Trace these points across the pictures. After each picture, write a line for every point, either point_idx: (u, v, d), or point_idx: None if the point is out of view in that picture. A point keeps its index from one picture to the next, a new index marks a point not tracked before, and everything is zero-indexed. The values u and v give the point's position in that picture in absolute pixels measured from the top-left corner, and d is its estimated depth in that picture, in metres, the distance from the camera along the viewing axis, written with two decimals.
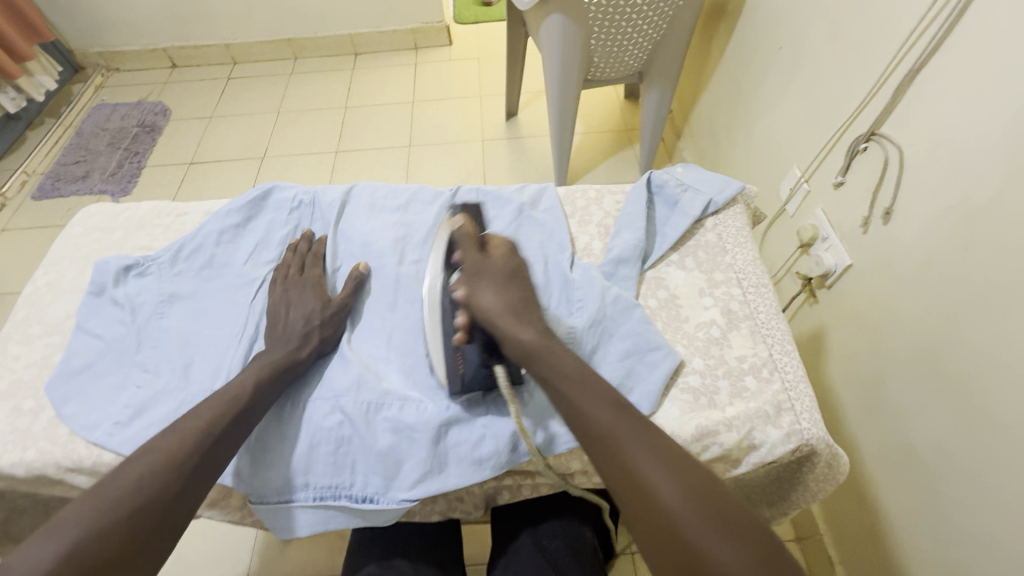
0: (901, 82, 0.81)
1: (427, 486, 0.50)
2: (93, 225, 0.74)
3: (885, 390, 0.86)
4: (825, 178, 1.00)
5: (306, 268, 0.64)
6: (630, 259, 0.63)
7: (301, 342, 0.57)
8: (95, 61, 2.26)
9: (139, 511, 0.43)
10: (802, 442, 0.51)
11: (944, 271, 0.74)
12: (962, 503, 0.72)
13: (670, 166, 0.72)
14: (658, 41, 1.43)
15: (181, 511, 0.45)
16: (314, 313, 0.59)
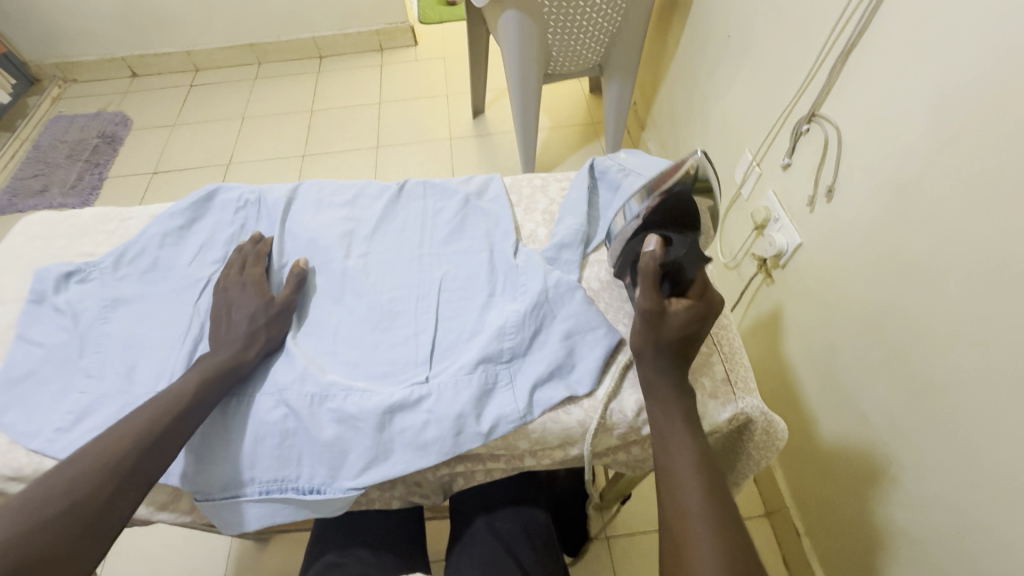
0: (835, 64, 0.84)
1: (372, 474, 0.51)
2: (34, 233, 0.72)
3: (838, 362, 0.88)
4: (774, 160, 1.03)
5: (247, 267, 0.63)
6: (571, 243, 0.64)
7: (247, 343, 0.57)
8: (51, 72, 2.21)
9: (72, 511, 0.43)
10: (739, 411, 0.53)
11: (884, 244, 0.77)
12: (912, 467, 0.75)
13: (613, 153, 0.73)
14: (614, 34, 1.45)
15: (118, 510, 0.45)
16: (258, 313, 0.59)
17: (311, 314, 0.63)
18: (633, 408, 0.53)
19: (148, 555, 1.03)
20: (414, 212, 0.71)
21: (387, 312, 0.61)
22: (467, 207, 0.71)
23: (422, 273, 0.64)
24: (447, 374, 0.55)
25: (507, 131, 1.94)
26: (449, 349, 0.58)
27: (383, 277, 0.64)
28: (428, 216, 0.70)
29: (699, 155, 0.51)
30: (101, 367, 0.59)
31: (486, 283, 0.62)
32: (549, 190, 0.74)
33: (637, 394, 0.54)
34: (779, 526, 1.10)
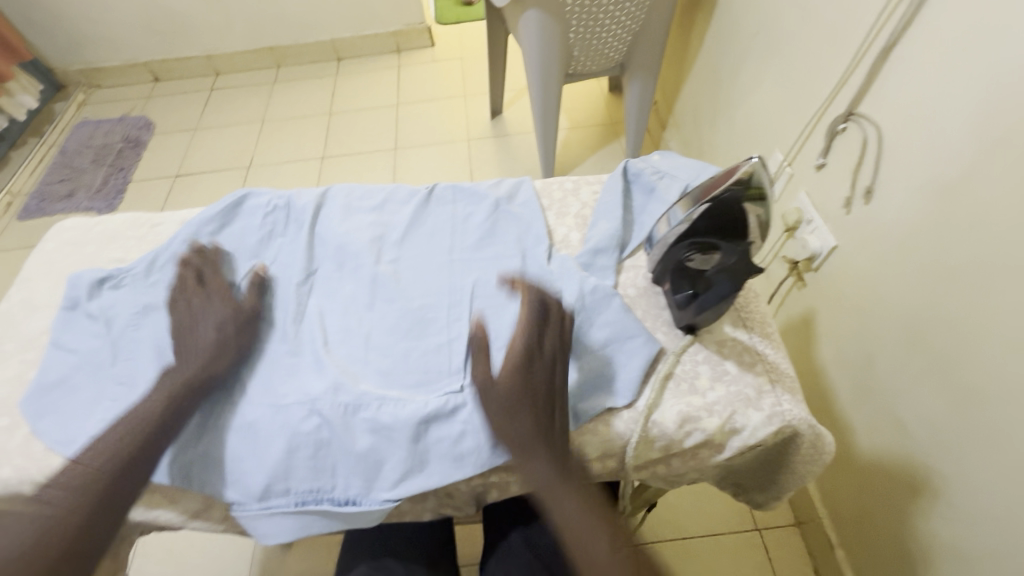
0: (875, 60, 0.81)
1: (408, 486, 0.50)
2: (66, 239, 0.73)
3: (875, 369, 0.85)
4: (807, 160, 1.00)
5: (205, 279, 0.63)
6: (607, 249, 0.63)
7: (216, 353, 0.57)
8: (76, 78, 2.25)
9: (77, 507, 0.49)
10: (785, 423, 0.51)
11: (927, 246, 0.73)
12: (957, 480, 0.72)
13: (646, 155, 0.71)
14: (637, 33, 1.42)
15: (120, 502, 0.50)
16: (225, 320, 0.59)
17: (341, 320, 0.62)
18: (675, 420, 0.51)
19: (175, 557, 1.04)
20: (442, 217, 0.70)
21: (419, 319, 0.60)
22: (497, 212, 0.70)
23: (452, 279, 0.63)
24: (485, 384, 0.54)
25: (525, 132, 1.93)
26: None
27: (413, 283, 0.64)
28: (457, 222, 0.69)
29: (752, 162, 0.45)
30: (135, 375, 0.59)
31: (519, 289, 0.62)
32: (580, 194, 0.72)
33: (678, 405, 0.52)
34: (811, 536, 1.07)
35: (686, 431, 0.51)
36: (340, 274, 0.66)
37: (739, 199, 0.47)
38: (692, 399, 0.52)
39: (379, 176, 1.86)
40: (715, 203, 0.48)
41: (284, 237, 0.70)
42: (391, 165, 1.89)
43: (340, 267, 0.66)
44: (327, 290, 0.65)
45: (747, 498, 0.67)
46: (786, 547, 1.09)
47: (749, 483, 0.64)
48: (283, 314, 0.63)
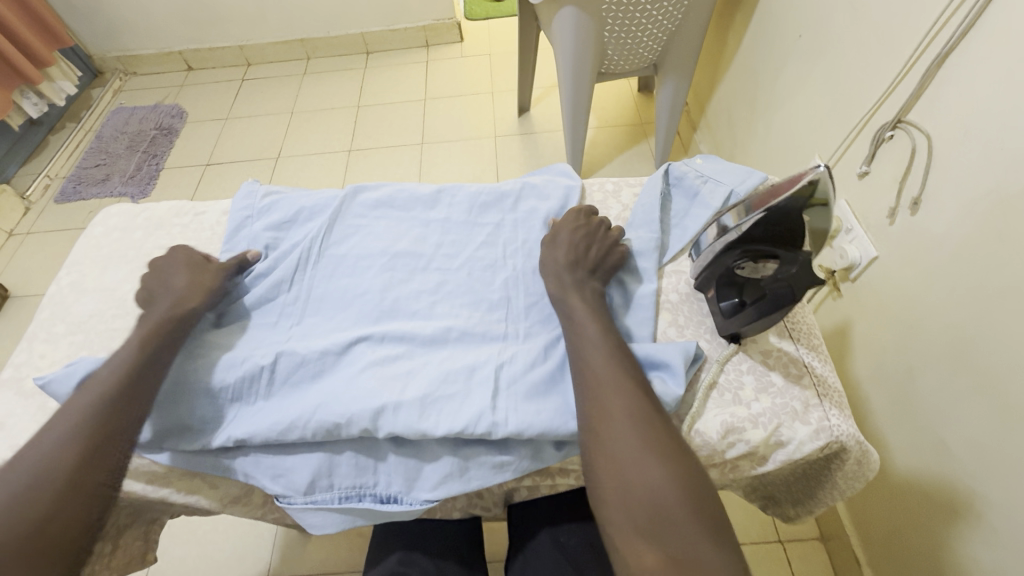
0: (928, 67, 0.78)
1: (447, 488, 0.52)
2: (114, 225, 0.75)
3: (915, 384, 0.83)
4: (849, 166, 0.97)
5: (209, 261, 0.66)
6: (649, 254, 0.63)
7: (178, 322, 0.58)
8: (113, 65, 2.30)
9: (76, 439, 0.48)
10: (832, 439, 0.49)
11: (974, 262, 0.72)
12: (998, 500, 0.70)
13: (688, 158, 0.70)
14: (673, 33, 1.40)
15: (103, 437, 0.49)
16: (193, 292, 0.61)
17: (391, 322, 0.62)
18: (718, 430, 0.50)
19: (199, 537, 1.06)
20: (476, 213, 0.73)
21: (464, 328, 0.60)
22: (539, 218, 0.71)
23: (491, 280, 0.65)
24: (553, 402, 0.53)
25: (554, 130, 1.92)
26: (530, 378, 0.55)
27: (453, 284, 0.65)
28: (485, 220, 0.72)
29: (819, 170, 0.43)
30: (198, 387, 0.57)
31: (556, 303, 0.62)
32: (621, 195, 0.74)
33: (722, 415, 0.51)
34: (836, 550, 1.05)
35: (729, 442, 0.50)
36: (386, 275, 0.66)
37: (797, 208, 0.45)
38: (737, 409, 0.51)
39: (405, 169, 1.86)
40: (772, 212, 0.46)
41: (321, 271, 0.67)
42: (417, 159, 1.89)
43: (388, 270, 0.67)
44: (358, 315, 0.63)
45: (778, 511, 0.66)
46: (807, 559, 1.08)
47: (780, 494, 0.63)
48: (332, 313, 0.64)
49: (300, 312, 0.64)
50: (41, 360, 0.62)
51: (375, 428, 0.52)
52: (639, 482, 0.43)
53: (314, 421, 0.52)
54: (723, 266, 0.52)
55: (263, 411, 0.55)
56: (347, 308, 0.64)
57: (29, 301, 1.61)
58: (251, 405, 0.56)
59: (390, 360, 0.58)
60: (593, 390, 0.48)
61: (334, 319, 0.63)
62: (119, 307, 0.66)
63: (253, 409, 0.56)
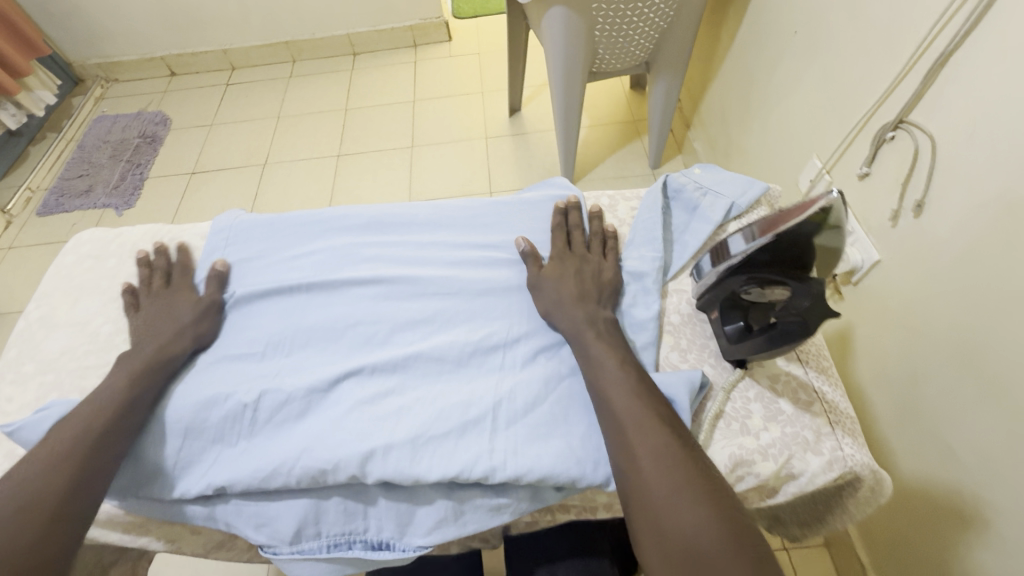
0: (931, 66, 0.76)
1: (441, 534, 0.50)
2: (86, 252, 0.71)
3: (920, 393, 0.81)
4: (850, 168, 0.95)
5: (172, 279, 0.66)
6: (648, 272, 0.60)
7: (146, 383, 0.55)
8: (94, 73, 2.24)
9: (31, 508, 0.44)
10: (846, 470, 0.47)
11: (981, 269, 0.70)
12: (1008, 514, 0.68)
13: (687, 169, 0.67)
14: (664, 31, 1.37)
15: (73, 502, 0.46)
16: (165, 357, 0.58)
17: (381, 355, 0.59)
18: (726, 464, 0.48)
19: (192, 564, 1.03)
20: (473, 234, 0.69)
21: (458, 361, 0.58)
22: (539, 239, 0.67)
23: (490, 308, 0.62)
24: (554, 445, 0.51)
25: (546, 130, 1.88)
26: (528, 420, 0.53)
27: (445, 314, 0.62)
28: (481, 241, 0.68)
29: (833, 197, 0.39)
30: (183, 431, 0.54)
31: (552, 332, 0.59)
32: (618, 210, 0.70)
33: (730, 447, 0.48)
34: (842, 556, 1.04)
35: (738, 475, 0.48)
36: (378, 304, 0.63)
37: (810, 231, 0.42)
38: (745, 441, 0.49)
39: (395, 173, 1.83)
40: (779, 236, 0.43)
41: (311, 300, 0.64)
42: (408, 163, 1.85)
43: (381, 299, 0.63)
44: (347, 348, 0.60)
45: (785, 533, 0.64)
46: (813, 566, 1.06)
47: (787, 516, 0.61)
48: (321, 346, 0.61)
49: (286, 343, 0.61)
50: (8, 403, 0.59)
51: (364, 473, 0.50)
52: (689, 537, 0.39)
53: (298, 468, 0.50)
54: (729, 290, 0.50)
55: (247, 453, 0.53)
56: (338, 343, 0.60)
57: (10, 318, 1.56)
58: (232, 449, 0.54)
59: (382, 401, 0.55)
60: (627, 444, 0.45)
61: (323, 353, 0.60)
62: (91, 342, 0.63)
63: (235, 451, 0.53)
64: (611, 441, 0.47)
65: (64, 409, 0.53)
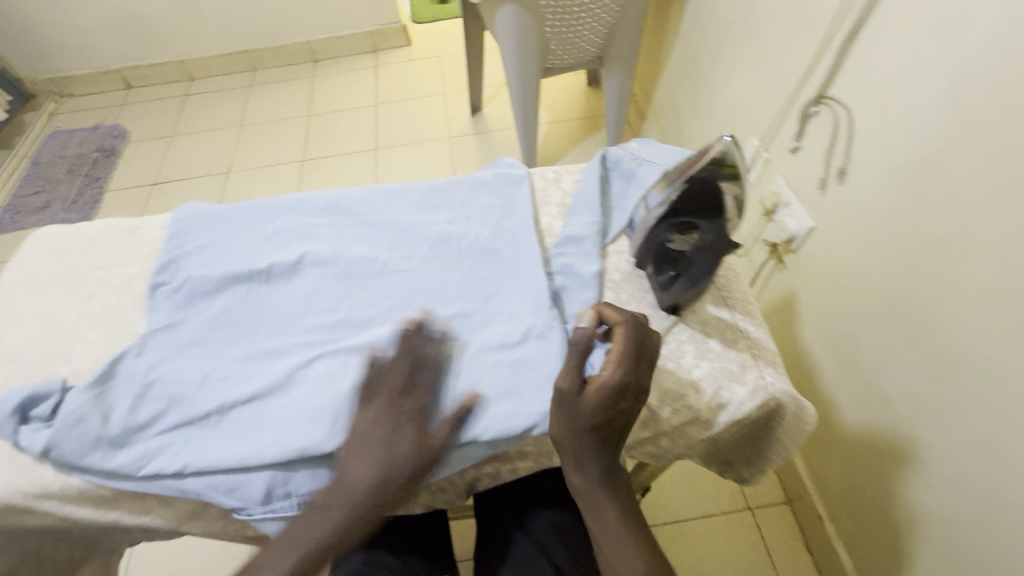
0: (844, 44, 0.83)
1: (407, 482, 0.53)
2: (45, 248, 0.72)
3: (857, 344, 0.88)
4: (783, 144, 1.02)
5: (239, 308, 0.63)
6: (588, 236, 0.65)
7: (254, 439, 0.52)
8: (45, 88, 2.19)
9: None
10: (767, 396, 0.53)
11: (898, 224, 0.77)
12: (934, 445, 0.75)
13: (624, 142, 0.73)
14: (612, 27, 1.44)
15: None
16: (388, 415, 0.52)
17: (343, 332, 0.61)
18: (663, 399, 0.53)
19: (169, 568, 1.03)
20: (429, 212, 0.72)
21: (420, 332, 0.59)
22: (496, 213, 0.71)
23: (448, 276, 0.65)
24: (509, 401, 0.54)
25: (507, 127, 1.93)
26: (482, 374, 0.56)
27: (402, 286, 0.64)
28: (437, 218, 0.71)
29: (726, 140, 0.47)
30: (144, 418, 0.55)
31: (501, 297, 0.62)
32: (562, 182, 0.75)
33: (666, 384, 0.54)
34: (801, 510, 1.10)
35: (674, 409, 0.53)
36: (338, 284, 0.65)
37: (714, 179, 0.49)
38: (679, 377, 0.54)
39: (361, 175, 1.85)
40: (690, 181, 0.49)
41: (271, 280, 0.65)
42: (374, 165, 1.88)
43: (341, 278, 0.65)
44: (306, 323, 0.62)
45: (736, 475, 0.69)
46: (776, 523, 1.12)
47: (733, 457, 0.66)
48: (279, 326, 0.62)
49: (248, 324, 0.62)
50: None
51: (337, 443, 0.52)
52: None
53: (274, 444, 0.52)
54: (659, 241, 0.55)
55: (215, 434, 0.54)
56: (298, 320, 0.62)
57: None
58: (203, 430, 0.54)
59: (345, 369, 0.57)
60: None
61: (286, 333, 0.61)
62: (55, 332, 0.64)
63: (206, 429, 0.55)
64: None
65: (27, 391, 0.56)
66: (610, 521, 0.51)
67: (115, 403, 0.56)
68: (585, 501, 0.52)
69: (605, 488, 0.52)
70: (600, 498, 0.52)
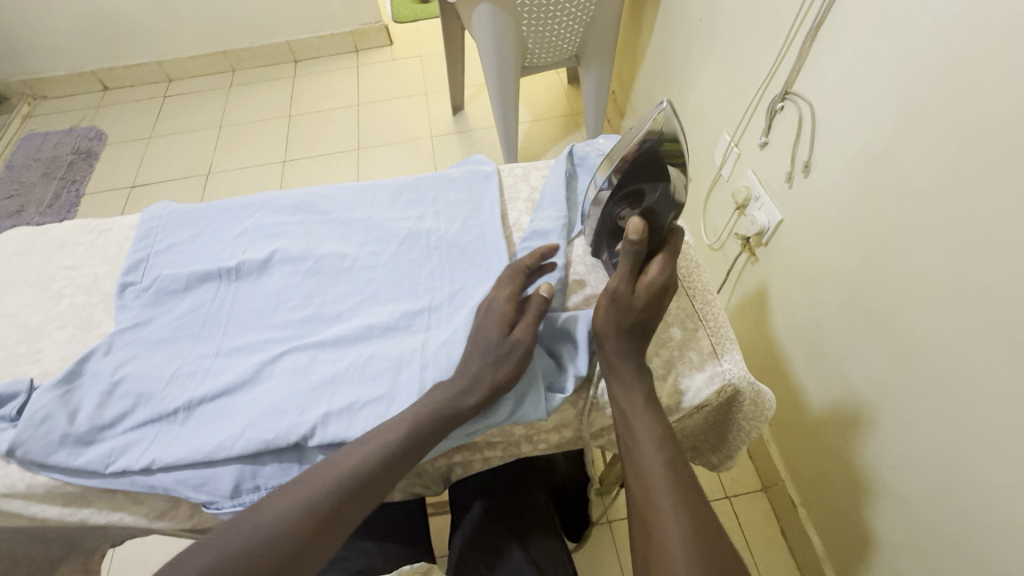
0: (806, 40, 0.85)
1: None
2: (12, 249, 0.72)
3: (823, 333, 0.90)
4: (751, 139, 1.04)
5: (228, 304, 0.64)
6: (553, 229, 0.66)
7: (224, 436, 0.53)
8: (19, 90, 2.16)
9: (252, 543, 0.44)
10: (725, 382, 0.55)
11: (859, 214, 0.79)
12: (895, 429, 0.77)
13: (593, 139, 0.75)
14: (588, 25, 1.45)
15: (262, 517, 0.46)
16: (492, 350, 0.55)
17: (311, 328, 0.61)
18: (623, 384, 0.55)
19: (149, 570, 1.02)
20: (398, 209, 0.73)
21: (388, 326, 0.60)
22: (465, 210, 0.72)
23: (418, 271, 0.66)
24: None
25: (488, 126, 1.94)
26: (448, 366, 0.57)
27: (370, 282, 0.65)
28: (407, 215, 0.72)
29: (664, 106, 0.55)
30: (111, 416, 0.55)
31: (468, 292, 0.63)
32: (531, 178, 0.76)
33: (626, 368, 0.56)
34: (776, 497, 1.12)
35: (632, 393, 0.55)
36: (306, 281, 0.65)
37: (657, 149, 0.57)
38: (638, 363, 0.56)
39: (343, 175, 1.85)
40: (637, 153, 0.58)
41: (240, 278, 0.66)
42: (355, 165, 1.88)
43: (309, 275, 0.66)
44: (275, 319, 0.62)
45: (704, 462, 0.71)
46: (754, 510, 1.14)
47: (701, 444, 0.68)
48: (249, 323, 0.63)
49: (218, 321, 0.63)
50: None
51: (305, 436, 0.52)
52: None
53: (241, 438, 0.53)
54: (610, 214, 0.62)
55: (182, 429, 0.54)
56: (267, 317, 0.63)
57: None
58: (172, 427, 0.55)
59: (313, 364, 0.58)
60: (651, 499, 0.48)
61: (256, 329, 0.62)
62: (21, 332, 0.64)
63: (173, 426, 0.55)
64: (634, 489, 0.50)
65: None
66: (640, 407, 0.53)
67: (81, 402, 0.56)
68: (618, 383, 0.54)
69: (638, 376, 0.54)
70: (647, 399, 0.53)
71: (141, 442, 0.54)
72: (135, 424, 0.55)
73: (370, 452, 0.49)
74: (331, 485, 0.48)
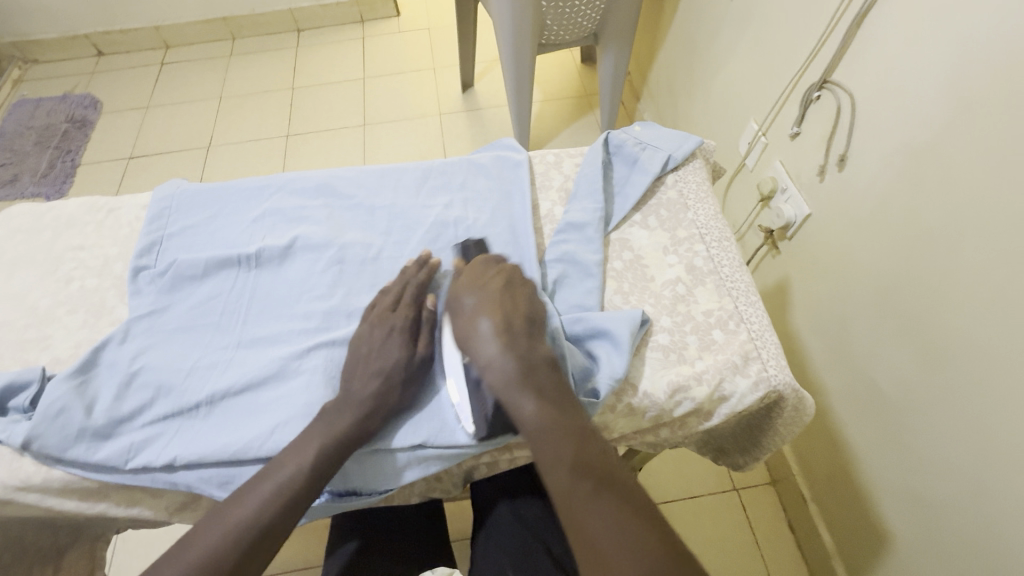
0: (850, 27, 0.81)
1: (404, 475, 0.54)
2: (16, 227, 0.68)
3: (848, 331, 0.89)
4: (781, 128, 1.01)
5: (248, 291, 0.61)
6: (591, 223, 0.64)
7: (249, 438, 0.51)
8: (10, 52, 2.07)
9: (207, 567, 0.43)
10: (770, 388, 0.53)
11: (898, 213, 0.76)
12: (921, 431, 0.76)
13: (628, 127, 0.72)
14: (609, 2, 1.39)
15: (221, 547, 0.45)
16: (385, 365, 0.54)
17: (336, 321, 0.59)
18: (665, 390, 0.54)
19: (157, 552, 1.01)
20: (424, 195, 0.70)
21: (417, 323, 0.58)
22: (494, 198, 0.69)
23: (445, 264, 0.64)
24: None
25: (499, 105, 1.88)
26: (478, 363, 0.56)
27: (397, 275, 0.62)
28: (434, 202, 0.69)
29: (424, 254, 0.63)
30: (129, 409, 0.53)
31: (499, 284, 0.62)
32: (563, 166, 0.73)
33: (669, 375, 0.54)
34: (785, 492, 1.13)
35: (676, 400, 0.53)
36: (330, 270, 0.62)
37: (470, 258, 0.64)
38: (682, 368, 0.55)
39: (348, 153, 1.79)
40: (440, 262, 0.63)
41: (261, 265, 0.63)
42: (361, 142, 1.82)
43: (333, 264, 0.63)
44: (298, 311, 0.60)
45: (729, 462, 0.70)
46: (762, 503, 1.15)
47: (730, 445, 0.67)
48: (271, 314, 0.60)
49: (238, 312, 0.60)
50: None
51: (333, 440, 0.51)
52: None
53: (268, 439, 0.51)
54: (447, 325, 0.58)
55: (204, 426, 0.52)
56: (289, 308, 0.60)
57: None
58: (192, 422, 0.53)
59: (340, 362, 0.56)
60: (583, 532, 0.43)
61: (277, 321, 0.59)
62: (30, 315, 0.61)
63: (195, 422, 0.53)
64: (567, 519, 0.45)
65: (3, 379, 0.54)
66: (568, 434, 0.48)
67: (97, 393, 0.54)
68: (547, 421, 0.49)
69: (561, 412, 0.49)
70: (543, 435, 0.48)
71: (162, 439, 0.52)
72: (155, 418, 0.53)
73: (295, 463, 0.48)
74: (245, 522, 0.46)
